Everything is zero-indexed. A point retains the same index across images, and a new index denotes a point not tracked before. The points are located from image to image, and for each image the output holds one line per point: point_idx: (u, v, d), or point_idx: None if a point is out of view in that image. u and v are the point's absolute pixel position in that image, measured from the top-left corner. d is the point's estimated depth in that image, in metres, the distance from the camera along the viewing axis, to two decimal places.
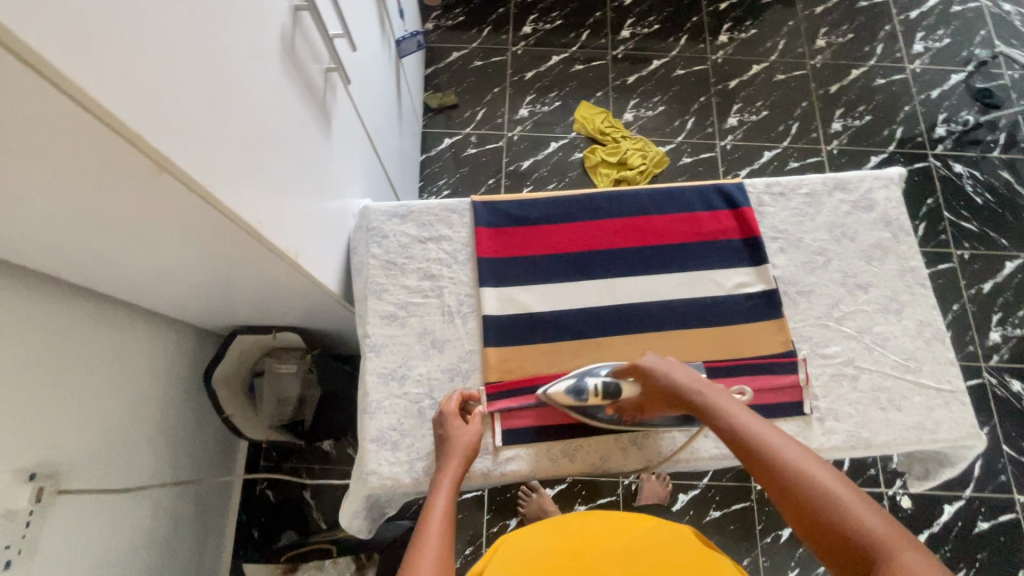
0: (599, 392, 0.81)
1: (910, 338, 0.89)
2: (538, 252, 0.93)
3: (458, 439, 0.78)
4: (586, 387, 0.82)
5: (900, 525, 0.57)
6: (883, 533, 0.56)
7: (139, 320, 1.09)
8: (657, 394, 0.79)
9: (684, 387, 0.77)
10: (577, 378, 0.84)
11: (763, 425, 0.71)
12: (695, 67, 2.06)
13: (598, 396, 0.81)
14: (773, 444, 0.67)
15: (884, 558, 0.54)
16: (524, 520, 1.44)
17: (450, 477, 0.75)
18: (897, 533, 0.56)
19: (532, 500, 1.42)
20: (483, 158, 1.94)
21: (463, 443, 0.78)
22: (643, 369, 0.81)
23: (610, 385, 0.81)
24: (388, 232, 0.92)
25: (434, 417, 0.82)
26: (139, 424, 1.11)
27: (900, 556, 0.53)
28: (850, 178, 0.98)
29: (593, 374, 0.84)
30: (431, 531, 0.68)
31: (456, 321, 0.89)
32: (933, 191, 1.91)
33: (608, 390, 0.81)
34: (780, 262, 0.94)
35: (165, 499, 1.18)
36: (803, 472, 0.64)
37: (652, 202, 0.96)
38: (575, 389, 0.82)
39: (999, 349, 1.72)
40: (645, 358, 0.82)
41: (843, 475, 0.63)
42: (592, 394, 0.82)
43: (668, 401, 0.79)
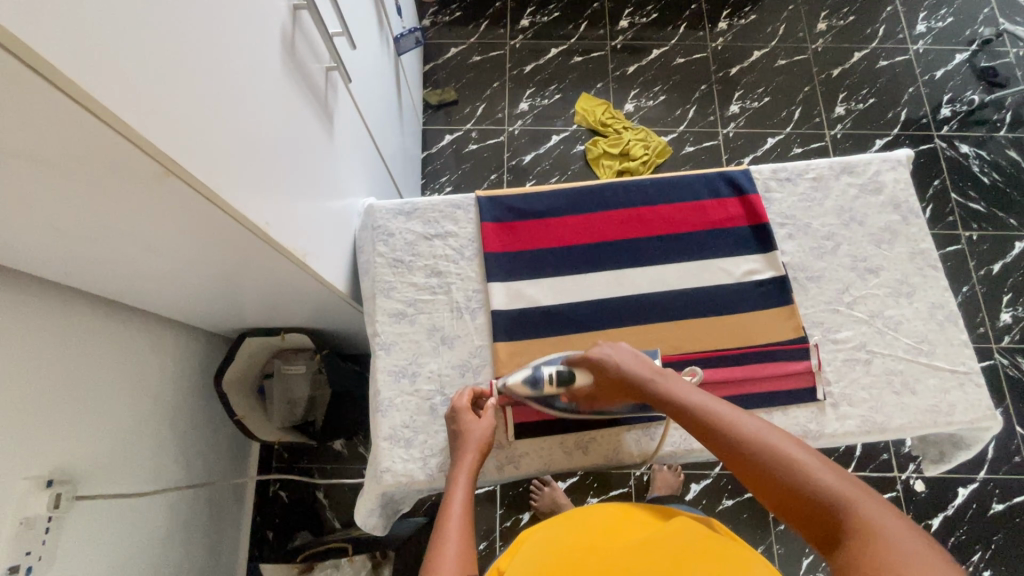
0: (554, 381, 0.81)
1: (922, 320, 0.89)
2: (543, 244, 0.93)
3: (470, 433, 0.78)
4: (541, 376, 0.81)
5: (850, 478, 0.60)
6: (842, 489, 0.58)
7: (149, 324, 1.09)
8: (613, 384, 0.78)
9: (637, 375, 0.77)
10: (533, 368, 0.83)
11: (716, 401, 0.71)
12: (696, 55, 2.05)
13: (553, 384, 0.80)
14: (729, 421, 0.68)
15: (845, 512, 0.56)
16: (537, 514, 1.45)
17: (467, 473, 0.75)
18: (852, 487, 0.58)
19: (545, 494, 1.43)
20: (484, 154, 1.94)
21: (479, 437, 0.78)
22: (596, 360, 0.79)
23: (564, 373, 0.81)
24: (394, 229, 0.93)
25: (446, 412, 0.81)
26: (153, 429, 1.11)
27: (857, 507, 0.56)
28: (857, 161, 0.97)
29: (548, 364, 0.83)
30: (450, 529, 0.68)
31: (465, 317, 0.89)
32: (939, 173, 1.90)
33: (562, 378, 0.81)
34: (789, 249, 0.93)
35: (180, 502, 1.19)
36: (762, 442, 0.64)
37: (657, 192, 0.95)
38: (531, 379, 0.81)
39: (1011, 330, 1.71)
40: (598, 349, 0.80)
41: (795, 437, 0.65)
42: (548, 383, 0.81)
43: (623, 390, 0.78)
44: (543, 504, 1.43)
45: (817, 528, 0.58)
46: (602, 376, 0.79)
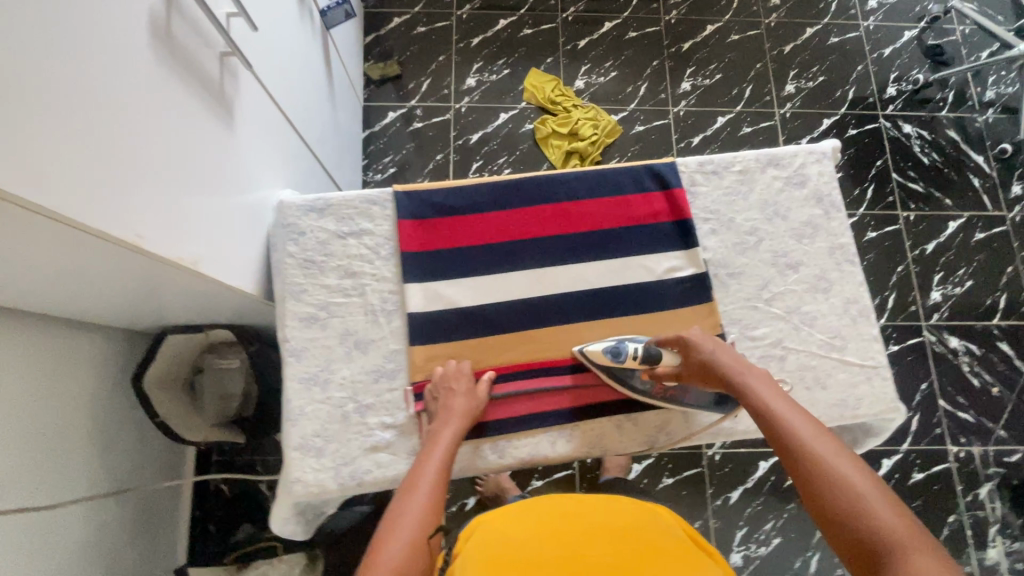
0: (637, 356, 0.82)
1: (837, 315, 0.90)
2: (464, 242, 0.90)
3: (451, 407, 0.79)
4: (625, 349, 0.82)
5: (915, 525, 0.58)
6: (900, 531, 0.57)
7: (58, 327, 1.03)
8: (698, 367, 0.80)
9: (725, 366, 0.78)
10: (617, 341, 0.84)
11: (800, 413, 0.71)
12: (649, 29, 1.99)
13: (636, 360, 0.81)
14: (805, 433, 0.68)
15: (896, 554, 0.55)
16: (482, 498, 1.48)
17: (445, 445, 0.76)
18: (910, 532, 0.57)
19: (490, 479, 1.45)
20: (430, 132, 1.86)
21: (460, 409, 0.79)
22: (687, 344, 0.81)
23: (651, 351, 0.81)
24: (304, 228, 0.87)
25: (435, 379, 0.82)
26: (70, 435, 1.06)
27: (911, 557, 0.55)
28: (784, 153, 0.96)
29: (634, 340, 0.84)
30: (413, 501, 0.70)
31: (380, 321, 0.86)
32: (882, 152, 1.92)
33: (648, 355, 0.81)
34: (711, 245, 0.92)
35: (108, 507, 1.15)
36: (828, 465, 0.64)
37: (581, 186, 0.92)
38: (613, 350, 0.82)
39: (940, 308, 1.78)
40: (690, 332, 0.83)
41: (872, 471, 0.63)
42: (630, 357, 0.82)
43: (708, 379, 0.80)
44: (487, 488, 1.45)
45: (860, 556, 0.58)
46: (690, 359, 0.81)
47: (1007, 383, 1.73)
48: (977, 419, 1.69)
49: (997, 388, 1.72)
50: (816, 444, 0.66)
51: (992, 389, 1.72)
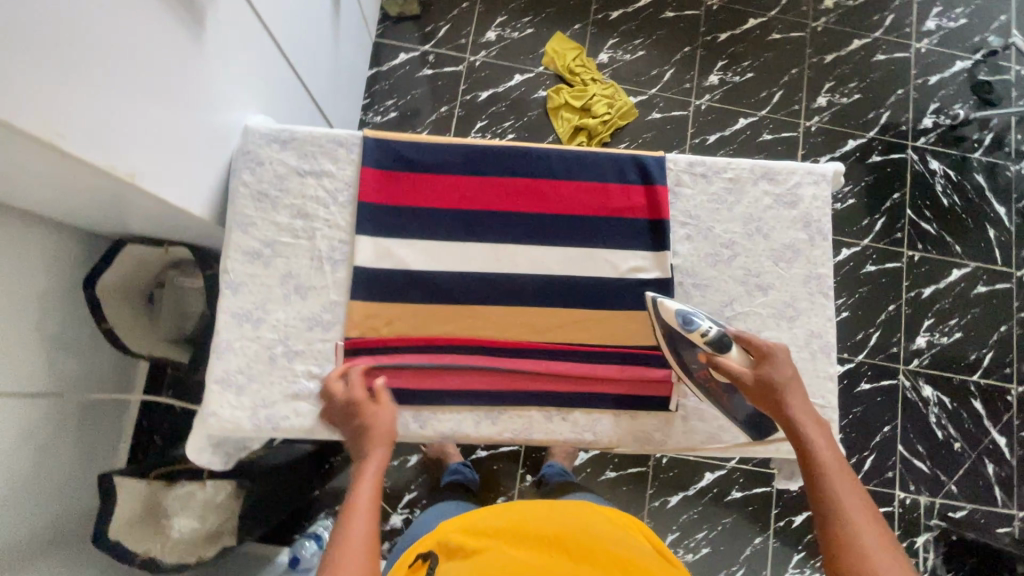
0: (707, 335, 0.78)
1: (796, 347, 0.86)
2: (427, 203, 0.85)
3: (377, 421, 0.74)
4: (697, 324, 0.79)
5: None
6: None
7: (12, 216, 0.99)
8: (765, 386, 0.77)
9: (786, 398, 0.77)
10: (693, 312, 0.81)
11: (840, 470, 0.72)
12: (687, 12, 1.87)
13: (704, 337, 0.78)
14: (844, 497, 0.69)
15: None
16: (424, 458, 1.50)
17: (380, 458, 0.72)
18: None
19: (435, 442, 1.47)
20: (439, 82, 1.78)
21: (388, 421, 0.75)
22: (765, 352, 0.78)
23: (721, 336, 0.78)
24: (264, 158, 0.83)
25: (343, 400, 0.76)
26: (14, 326, 1.05)
27: None
28: (781, 168, 0.90)
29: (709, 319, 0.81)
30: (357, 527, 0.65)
31: (325, 268, 0.83)
32: (902, 185, 1.83)
33: (716, 338, 0.78)
34: (682, 251, 0.88)
35: (50, 402, 1.15)
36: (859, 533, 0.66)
37: (560, 166, 0.88)
38: (686, 317, 0.79)
39: (922, 355, 1.74)
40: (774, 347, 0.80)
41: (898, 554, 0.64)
42: (699, 332, 0.78)
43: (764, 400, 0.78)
44: (431, 450, 1.47)
45: None
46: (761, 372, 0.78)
47: (971, 440, 1.71)
48: (932, 470, 1.67)
49: (959, 444, 1.70)
50: (853, 509, 0.68)
51: (954, 443, 1.70)
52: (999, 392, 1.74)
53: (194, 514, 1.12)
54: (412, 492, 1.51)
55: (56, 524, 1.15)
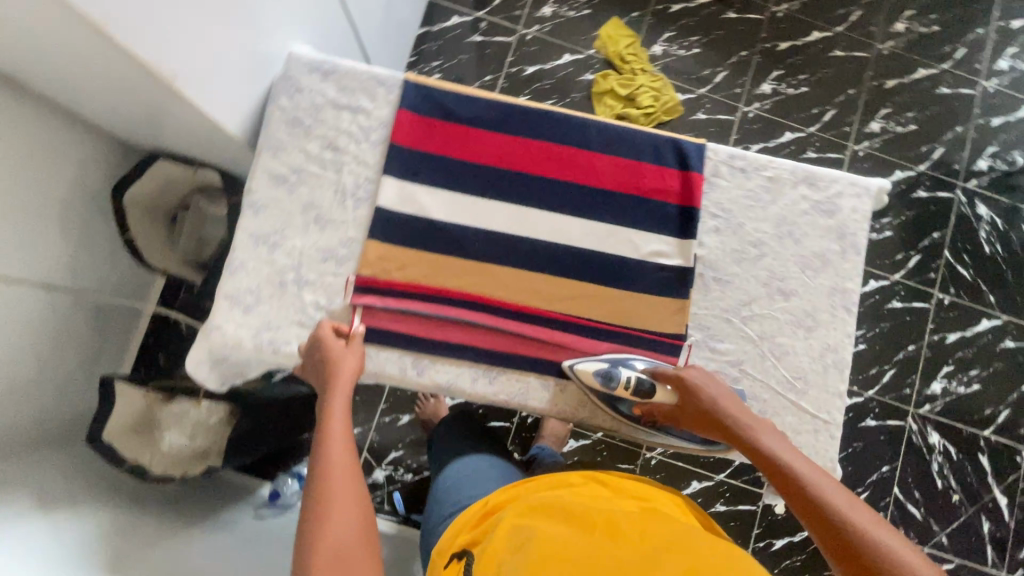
0: (629, 386, 0.79)
1: (809, 358, 0.84)
2: (458, 154, 0.84)
3: (341, 367, 0.73)
4: (618, 377, 0.79)
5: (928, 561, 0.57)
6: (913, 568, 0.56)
7: (34, 105, 0.99)
8: (696, 415, 0.78)
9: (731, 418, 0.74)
10: (610, 364, 0.80)
11: (816, 471, 0.67)
12: (750, 15, 1.82)
13: (627, 390, 0.79)
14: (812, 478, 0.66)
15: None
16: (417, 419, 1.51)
17: (341, 410, 0.72)
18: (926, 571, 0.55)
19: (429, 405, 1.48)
20: (487, 50, 1.76)
21: (349, 366, 0.74)
22: (687, 388, 0.77)
23: (643, 384, 0.79)
24: (305, 85, 0.83)
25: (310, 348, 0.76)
26: (38, 218, 1.06)
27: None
28: (823, 175, 0.87)
29: (627, 365, 0.81)
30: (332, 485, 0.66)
31: (347, 204, 0.83)
32: (944, 225, 1.77)
33: (639, 387, 0.79)
34: (708, 243, 0.85)
35: (63, 299, 1.17)
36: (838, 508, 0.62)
37: (597, 138, 0.86)
38: (605, 375, 0.79)
39: (935, 400, 1.69)
40: (690, 373, 0.78)
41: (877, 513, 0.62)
42: (622, 386, 0.79)
43: (704, 423, 0.77)
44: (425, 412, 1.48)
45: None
46: (688, 406, 0.78)
47: (971, 495, 1.65)
48: (924, 518, 1.63)
49: (958, 497, 1.65)
50: (847, 508, 0.62)
51: (952, 495, 1.65)
52: (1009, 452, 1.68)
53: (185, 429, 1.14)
54: (398, 450, 1.52)
55: (48, 421, 1.17)
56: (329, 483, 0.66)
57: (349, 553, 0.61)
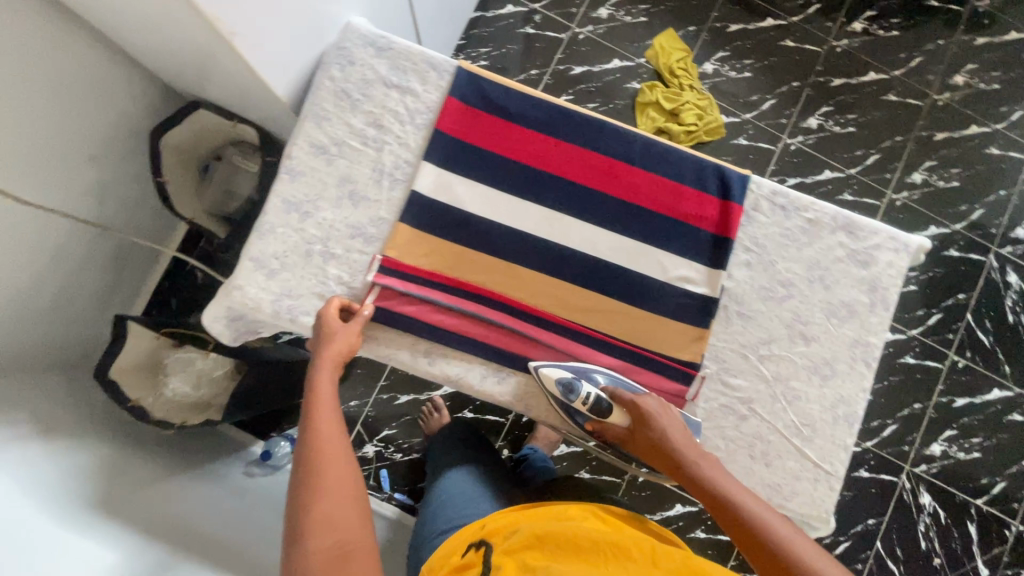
0: (587, 401, 0.77)
1: (821, 406, 0.83)
2: (500, 149, 0.83)
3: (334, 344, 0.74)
4: (579, 390, 0.77)
5: None
6: None
7: (84, 37, 0.99)
8: (645, 443, 0.76)
9: (680, 450, 0.72)
10: (574, 376, 0.78)
11: (765, 505, 0.67)
12: (808, 46, 1.78)
13: (584, 404, 0.77)
14: (760, 513, 0.65)
15: None
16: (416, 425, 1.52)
17: (328, 387, 0.72)
18: None
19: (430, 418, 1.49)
20: (537, 44, 1.74)
21: (340, 342, 0.74)
22: (642, 415, 0.75)
23: (601, 401, 0.77)
24: (357, 59, 0.83)
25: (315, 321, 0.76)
26: (70, 148, 1.06)
27: None
28: (863, 225, 0.86)
29: (589, 380, 0.79)
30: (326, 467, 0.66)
31: (383, 183, 0.82)
32: (971, 288, 1.74)
33: (596, 403, 0.77)
34: (737, 275, 0.84)
35: (85, 231, 1.17)
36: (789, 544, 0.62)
37: (640, 154, 0.85)
38: (567, 386, 0.77)
39: (932, 462, 1.67)
40: (646, 401, 0.76)
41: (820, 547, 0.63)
42: (581, 400, 0.77)
43: (653, 453, 0.75)
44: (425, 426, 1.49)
45: None
46: (640, 433, 0.76)
47: (952, 561, 1.64)
48: None
49: (939, 561, 1.64)
50: (793, 542, 0.62)
51: (934, 558, 1.64)
52: (998, 524, 1.67)
53: (189, 379, 1.19)
54: (391, 429, 1.53)
55: (50, 350, 1.18)
56: (319, 459, 0.66)
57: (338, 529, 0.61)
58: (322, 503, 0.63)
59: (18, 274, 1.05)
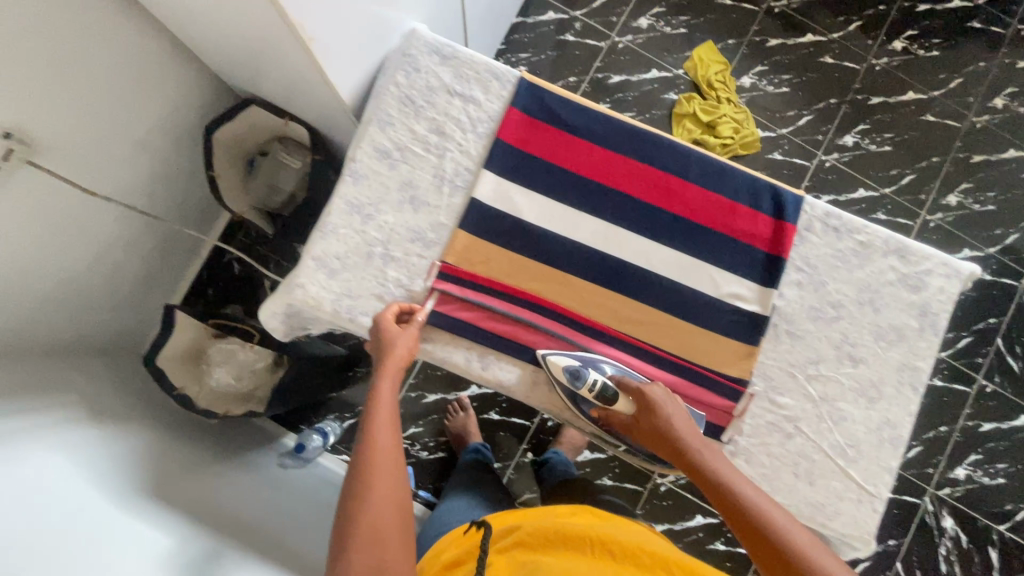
0: (594, 389, 0.78)
1: (866, 428, 0.83)
2: (559, 161, 0.85)
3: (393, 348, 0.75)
4: (586, 377, 0.78)
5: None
6: None
7: (148, 32, 1.02)
8: (650, 431, 0.78)
9: (683, 439, 0.75)
10: (581, 363, 0.80)
11: (761, 493, 0.70)
12: (847, 63, 1.78)
13: (592, 392, 0.77)
14: (761, 503, 0.67)
15: None
16: (443, 426, 1.55)
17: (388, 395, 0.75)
18: None
19: (458, 418, 1.53)
20: (576, 51, 1.75)
21: (401, 348, 0.75)
22: (648, 402, 0.77)
23: (608, 390, 0.78)
24: (422, 66, 0.85)
25: (372, 325, 0.78)
26: (127, 139, 1.09)
27: None
28: (916, 250, 0.86)
29: (596, 368, 0.80)
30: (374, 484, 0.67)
31: (443, 190, 0.84)
32: (1002, 312, 1.73)
33: (603, 392, 0.78)
34: (788, 295, 0.85)
35: (134, 219, 1.20)
36: (789, 536, 0.65)
37: (697, 170, 0.86)
38: (574, 372, 0.78)
39: (956, 485, 1.66)
40: (653, 389, 0.78)
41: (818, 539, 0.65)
42: (588, 387, 0.78)
43: (656, 441, 0.77)
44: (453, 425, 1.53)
45: None
46: (645, 420, 0.78)
47: None
48: None
49: None
50: (794, 533, 0.65)
51: None
52: (1020, 551, 1.66)
53: (233, 370, 1.19)
54: (418, 427, 1.56)
55: (95, 335, 1.21)
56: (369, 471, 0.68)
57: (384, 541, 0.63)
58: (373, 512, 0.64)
59: (72, 259, 1.07)
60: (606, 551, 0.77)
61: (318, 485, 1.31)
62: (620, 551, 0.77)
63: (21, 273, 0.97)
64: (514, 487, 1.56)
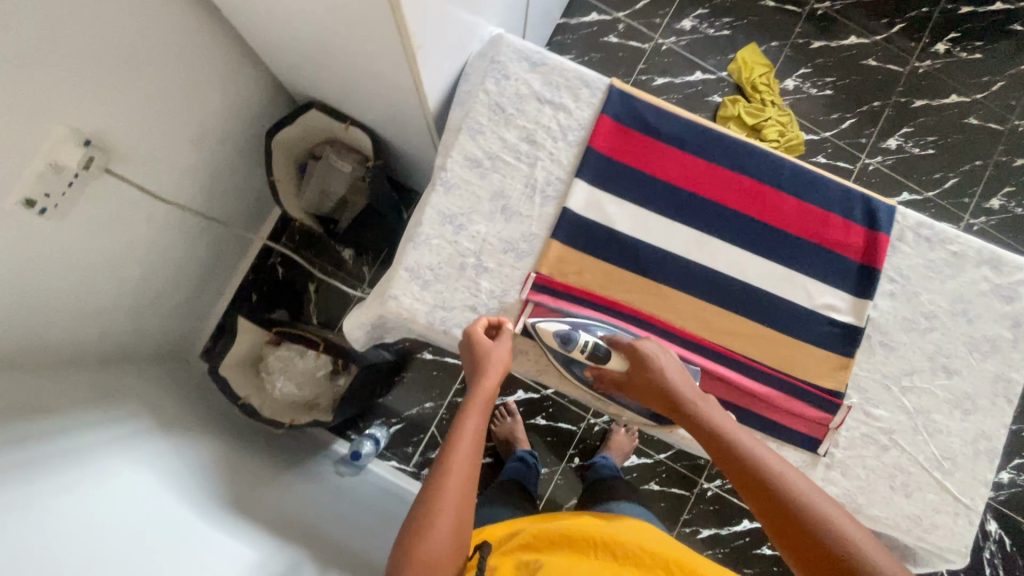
0: (585, 350, 0.76)
1: (961, 440, 0.83)
2: (652, 170, 0.84)
3: (492, 358, 0.75)
4: (575, 339, 0.76)
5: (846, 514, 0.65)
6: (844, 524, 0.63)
7: (219, 37, 0.99)
8: (643, 385, 0.76)
9: (679, 392, 0.74)
10: (570, 327, 0.78)
11: (781, 461, 0.69)
12: (891, 65, 1.77)
13: (583, 353, 0.76)
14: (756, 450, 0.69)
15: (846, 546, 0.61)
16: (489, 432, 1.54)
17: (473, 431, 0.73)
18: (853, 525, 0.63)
19: (505, 423, 1.52)
20: (619, 53, 1.73)
21: (499, 360, 0.75)
22: (642, 357, 0.75)
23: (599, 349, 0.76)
24: (512, 73, 0.83)
25: (463, 336, 0.77)
26: (193, 145, 1.06)
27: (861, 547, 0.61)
28: (1009, 260, 0.85)
29: (587, 330, 0.78)
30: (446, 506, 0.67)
31: (534, 199, 0.83)
32: None
33: (595, 352, 0.76)
34: (882, 306, 0.84)
35: (193, 224, 1.17)
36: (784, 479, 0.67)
37: (790, 180, 0.85)
38: (563, 336, 0.76)
39: (1000, 489, 1.67)
40: (646, 344, 0.77)
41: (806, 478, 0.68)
42: (578, 349, 0.76)
43: (651, 395, 0.76)
44: (500, 430, 1.52)
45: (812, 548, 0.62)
46: (638, 375, 0.76)
47: None
48: None
49: None
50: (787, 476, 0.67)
51: None
52: None
53: (293, 378, 1.19)
54: None
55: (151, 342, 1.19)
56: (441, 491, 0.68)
57: (440, 558, 0.65)
58: (433, 522, 0.66)
59: (134, 266, 1.05)
60: (610, 552, 0.80)
61: (375, 492, 1.29)
62: (625, 552, 0.80)
63: (90, 282, 0.95)
64: (560, 493, 1.55)
